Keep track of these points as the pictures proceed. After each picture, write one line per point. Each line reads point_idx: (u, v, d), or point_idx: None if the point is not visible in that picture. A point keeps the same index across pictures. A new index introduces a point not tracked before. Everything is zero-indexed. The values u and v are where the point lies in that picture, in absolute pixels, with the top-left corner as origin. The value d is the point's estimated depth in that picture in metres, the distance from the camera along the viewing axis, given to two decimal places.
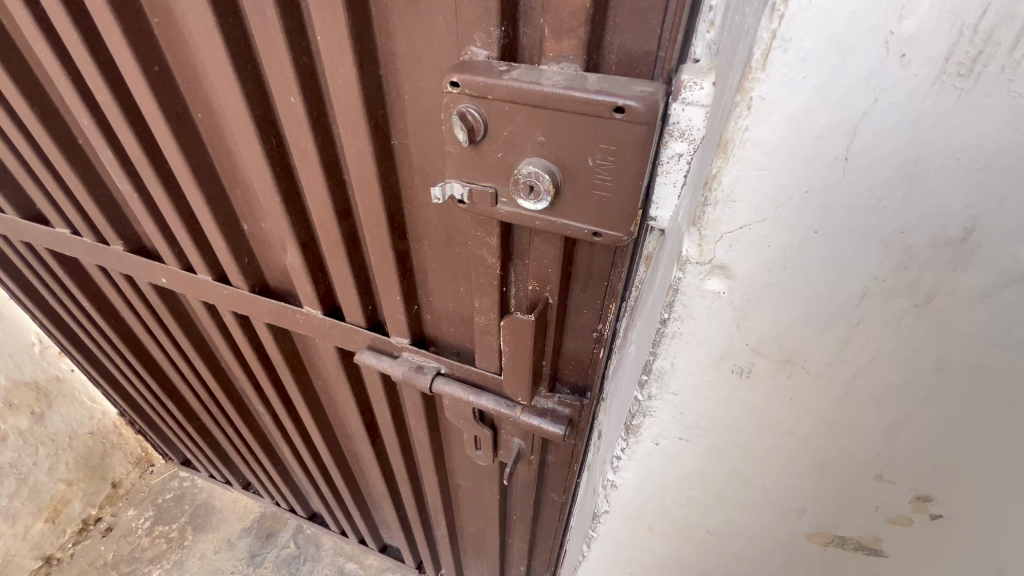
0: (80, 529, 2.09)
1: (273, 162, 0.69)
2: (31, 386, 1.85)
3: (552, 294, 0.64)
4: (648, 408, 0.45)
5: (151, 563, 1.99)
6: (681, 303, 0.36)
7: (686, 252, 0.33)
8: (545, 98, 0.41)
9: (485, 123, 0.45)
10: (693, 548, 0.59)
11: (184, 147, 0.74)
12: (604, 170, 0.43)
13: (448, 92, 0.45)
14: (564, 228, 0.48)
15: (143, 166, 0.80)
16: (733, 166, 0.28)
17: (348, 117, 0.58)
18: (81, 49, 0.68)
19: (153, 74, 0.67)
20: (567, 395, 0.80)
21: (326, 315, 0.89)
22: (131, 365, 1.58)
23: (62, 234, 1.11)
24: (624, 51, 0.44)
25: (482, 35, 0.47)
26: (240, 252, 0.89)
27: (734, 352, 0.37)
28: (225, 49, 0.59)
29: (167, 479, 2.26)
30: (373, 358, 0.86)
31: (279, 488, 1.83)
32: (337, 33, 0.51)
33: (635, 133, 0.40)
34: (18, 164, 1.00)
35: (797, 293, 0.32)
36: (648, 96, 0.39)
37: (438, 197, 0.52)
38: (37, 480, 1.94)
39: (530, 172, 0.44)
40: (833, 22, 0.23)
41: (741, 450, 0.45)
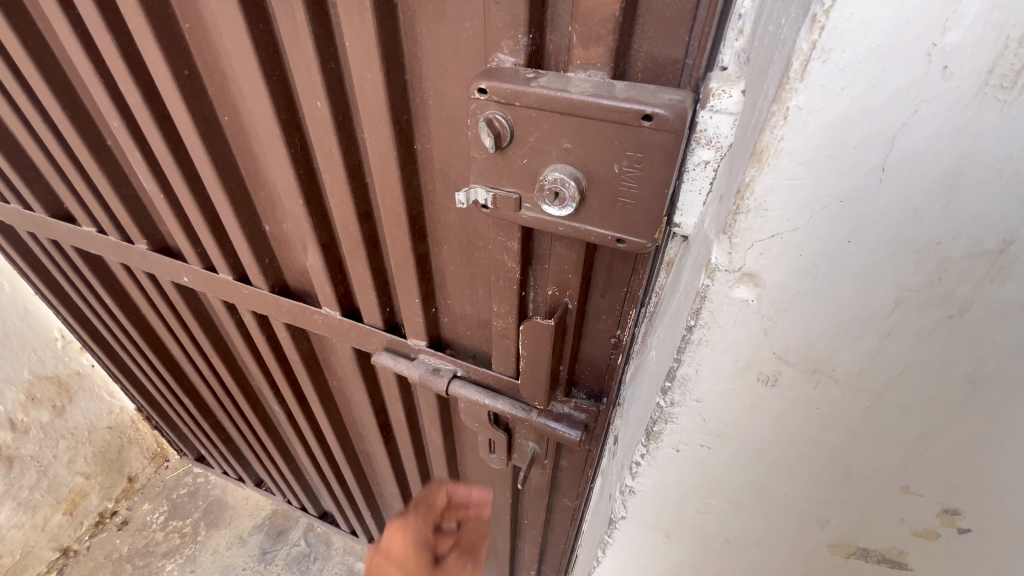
0: (97, 522, 2.12)
1: (298, 165, 0.70)
2: (53, 380, 1.88)
3: (572, 299, 0.64)
4: (670, 415, 0.45)
5: (165, 558, 2.02)
6: (707, 310, 0.36)
7: (715, 260, 0.33)
8: (573, 106, 0.42)
9: (512, 128, 0.45)
10: (711, 556, 0.59)
11: (210, 149, 0.76)
12: (629, 177, 0.43)
13: (475, 99, 0.46)
14: (587, 234, 0.48)
15: (170, 168, 0.82)
16: (766, 175, 0.28)
17: (373, 121, 0.59)
18: (114, 53, 0.70)
19: (183, 78, 0.69)
20: (583, 401, 0.79)
21: (344, 316, 0.90)
22: (149, 362, 1.60)
23: (88, 232, 1.13)
24: (651, 59, 0.44)
25: (510, 42, 0.47)
26: (261, 253, 0.90)
27: (759, 360, 0.37)
28: (255, 53, 0.60)
29: (181, 474, 2.29)
30: (390, 359, 0.87)
31: (291, 487, 1.85)
32: (365, 39, 0.52)
33: (663, 140, 0.40)
34: (48, 164, 1.03)
35: (827, 303, 0.32)
36: (678, 103, 0.39)
37: (461, 202, 0.52)
38: (57, 472, 1.98)
39: (556, 178, 0.45)
40: (874, 33, 0.23)
41: (764, 458, 0.45)
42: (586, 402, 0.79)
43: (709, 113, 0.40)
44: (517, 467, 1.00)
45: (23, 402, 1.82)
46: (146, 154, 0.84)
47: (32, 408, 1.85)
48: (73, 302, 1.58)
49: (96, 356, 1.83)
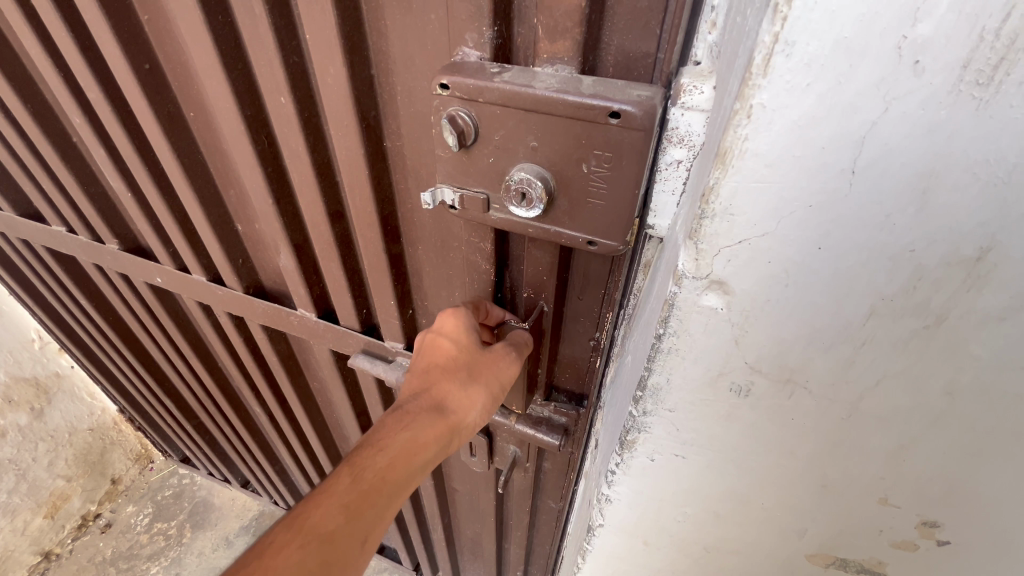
0: (80, 525, 2.09)
1: (265, 163, 0.68)
2: (31, 383, 1.83)
3: (547, 302, 0.62)
4: (643, 424, 0.43)
5: (150, 560, 2.00)
6: (676, 318, 0.34)
7: (682, 267, 0.32)
8: (538, 102, 0.40)
9: (477, 126, 0.43)
10: (690, 564, 0.58)
11: (175, 146, 0.73)
12: (598, 176, 0.41)
13: (438, 95, 0.44)
14: (557, 236, 0.46)
15: (135, 165, 0.79)
16: (731, 177, 0.26)
17: (339, 118, 0.57)
18: (71, 46, 0.67)
19: (144, 72, 0.66)
20: (563, 404, 0.78)
21: (320, 318, 0.88)
22: (129, 362, 1.57)
23: (58, 231, 1.10)
24: (622, 53, 0.42)
25: (475, 35, 0.45)
26: (234, 253, 0.87)
27: (731, 369, 0.36)
28: (214, 46, 0.57)
29: (166, 476, 2.26)
30: (367, 362, 0.85)
31: (276, 488, 1.83)
32: (326, 32, 0.50)
33: (631, 139, 0.38)
34: (13, 161, 1.00)
35: (799, 312, 0.30)
36: (646, 101, 0.37)
37: (427, 203, 0.50)
38: (37, 475, 1.92)
39: (523, 178, 0.42)
40: (841, 24, 0.21)
41: (741, 468, 0.43)
42: (565, 405, 0.78)
43: (681, 110, 0.38)
44: (499, 470, 0.99)
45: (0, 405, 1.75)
46: (111, 150, 0.81)
47: (10, 410, 1.79)
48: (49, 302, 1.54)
49: (75, 357, 1.79)
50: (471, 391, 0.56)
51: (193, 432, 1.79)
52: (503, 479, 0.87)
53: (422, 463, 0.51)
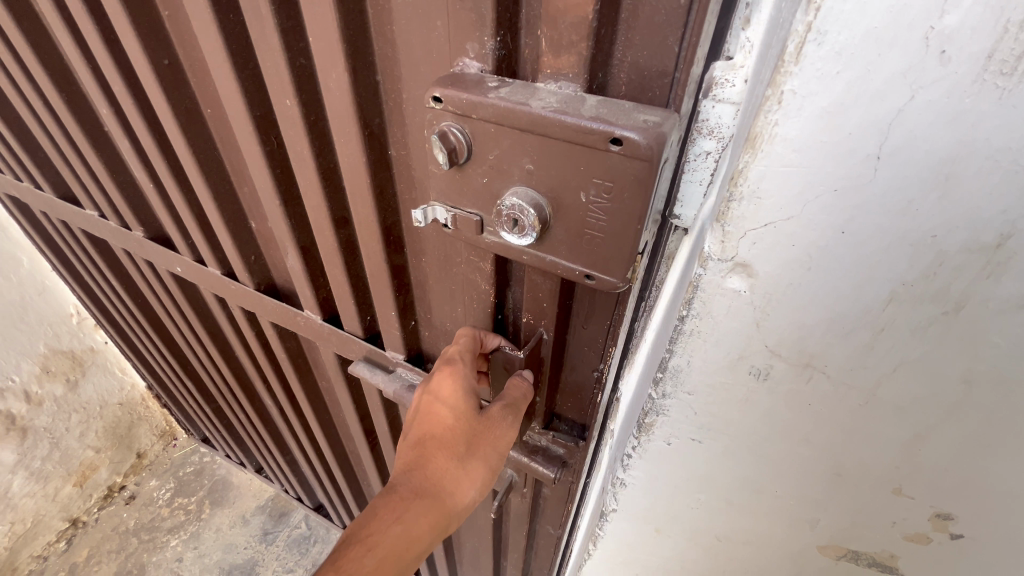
0: (105, 496, 2.18)
1: (274, 162, 0.71)
2: (68, 355, 1.91)
3: (546, 330, 0.65)
4: (661, 406, 0.45)
5: (170, 533, 2.06)
6: (700, 300, 0.36)
7: (708, 249, 0.33)
8: (535, 123, 0.41)
9: (470, 143, 0.46)
10: (700, 554, 0.59)
11: (192, 141, 0.77)
12: (597, 207, 0.42)
13: (431, 108, 0.46)
14: (553, 265, 0.48)
15: (156, 157, 0.83)
16: (761, 161, 0.28)
17: (343, 122, 0.59)
18: (98, 40, 0.72)
19: (163, 67, 0.70)
20: (563, 435, 0.83)
21: (325, 320, 0.92)
22: (154, 343, 1.64)
23: (89, 215, 1.16)
24: (636, 69, 0.44)
25: (476, 44, 0.47)
26: (246, 250, 0.91)
27: (751, 353, 0.37)
28: (225, 45, 0.60)
29: (188, 453, 2.35)
30: (367, 370, 0.88)
31: (287, 476, 1.87)
32: (328, 37, 0.52)
33: (633, 168, 0.39)
34: (53, 147, 1.06)
35: (820, 295, 0.32)
36: (652, 131, 0.38)
37: (420, 220, 0.53)
38: (68, 445, 2.00)
39: (514, 205, 0.45)
40: (870, 16, 0.22)
41: (756, 455, 0.44)
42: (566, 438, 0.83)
43: (713, 102, 0.40)
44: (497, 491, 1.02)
45: (38, 374, 1.84)
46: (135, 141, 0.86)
47: (47, 380, 1.87)
48: (85, 281, 1.63)
49: (109, 333, 1.87)
50: (461, 471, 0.62)
51: (212, 415, 1.85)
52: (498, 501, 0.90)
53: (414, 548, 0.59)
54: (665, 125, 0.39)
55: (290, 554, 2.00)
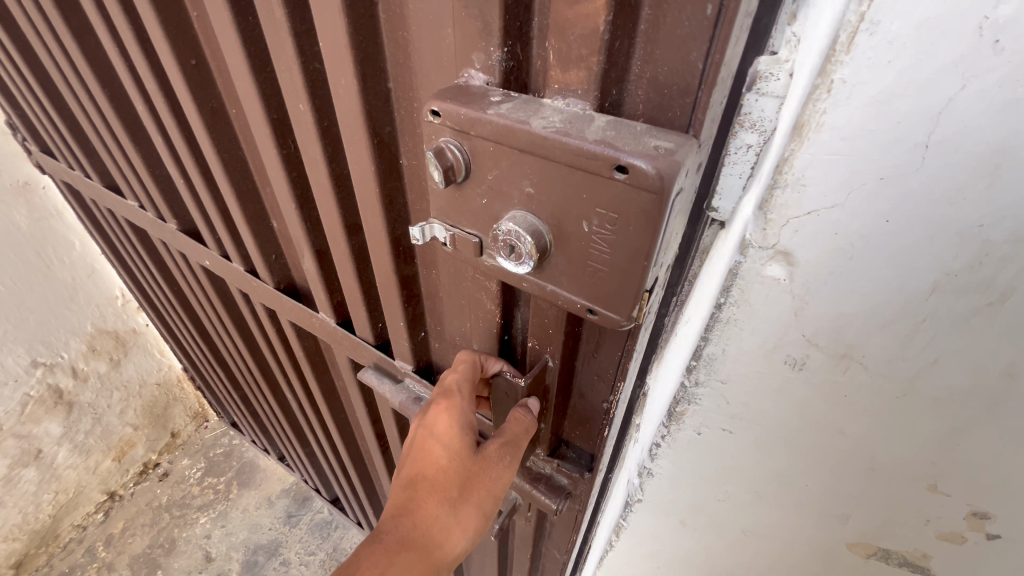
0: (141, 472, 2.27)
1: (290, 166, 0.74)
2: (112, 335, 2.00)
3: (551, 356, 0.65)
4: (693, 395, 0.46)
5: (200, 511, 2.15)
6: (737, 288, 0.36)
7: (748, 237, 0.34)
8: (534, 144, 0.41)
9: (467, 161, 0.46)
10: (725, 548, 0.59)
11: (217, 141, 0.81)
12: (601, 236, 0.42)
13: (431, 121, 0.47)
14: (555, 295, 0.48)
15: (186, 155, 0.88)
16: (807, 149, 0.29)
17: (353, 130, 0.61)
18: (132, 41, 0.76)
19: (190, 68, 0.74)
20: (569, 466, 0.82)
21: (338, 324, 0.96)
22: (188, 330, 1.72)
23: (130, 206, 1.24)
24: (655, 83, 0.42)
25: (482, 56, 0.47)
26: (267, 249, 0.96)
27: (787, 342, 0.37)
28: (244, 48, 0.63)
29: (219, 435, 2.44)
30: (375, 379, 0.93)
31: (307, 466, 1.91)
32: (338, 45, 0.54)
33: (642, 199, 0.37)
34: (99, 142, 1.14)
35: (861, 284, 0.32)
36: (664, 163, 0.37)
37: (419, 236, 0.55)
38: (110, 421, 2.10)
39: (511, 231, 0.45)
40: (923, 7, 0.23)
41: (789, 447, 0.45)
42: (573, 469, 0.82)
43: (756, 96, 0.40)
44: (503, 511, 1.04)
45: (84, 352, 1.92)
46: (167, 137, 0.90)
47: (93, 358, 1.96)
48: (128, 267, 1.72)
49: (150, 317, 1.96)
50: (449, 521, 0.65)
51: (240, 401, 1.92)
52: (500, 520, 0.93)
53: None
54: (681, 159, 0.38)
55: (312, 537, 2.06)
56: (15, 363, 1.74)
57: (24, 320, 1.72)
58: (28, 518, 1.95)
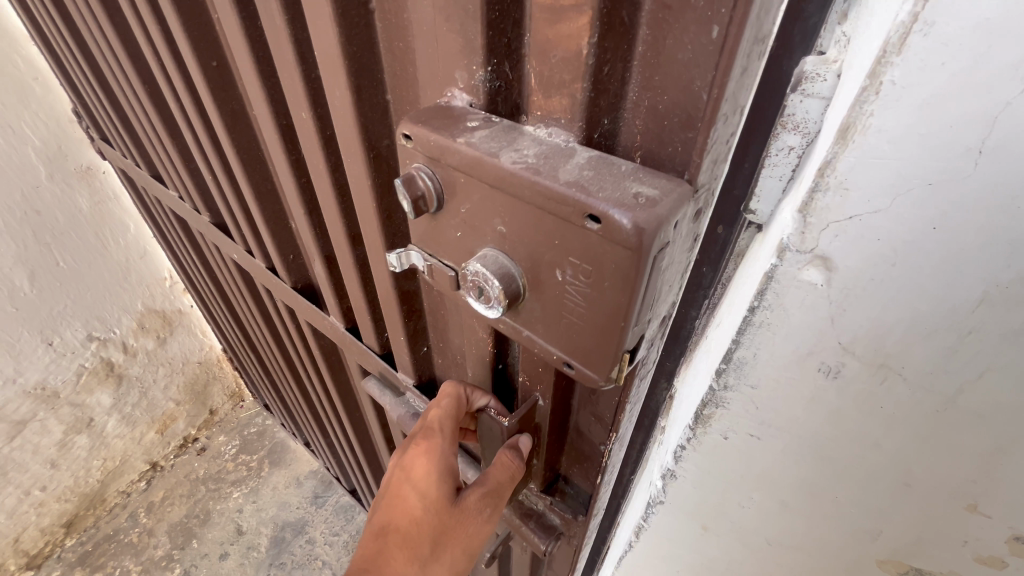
0: (181, 445, 2.40)
1: (298, 171, 0.79)
2: (160, 314, 2.11)
3: (542, 396, 0.66)
4: (722, 399, 0.45)
5: (234, 485, 2.25)
6: (772, 291, 0.36)
7: (786, 240, 0.34)
8: (503, 180, 0.42)
9: (439, 190, 0.48)
10: (748, 557, 0.58)
11: (237, 141, 0.86)
12: (575, 284, 0.42)
13: (404, 144, 0.49)
14: (532, 338, 0.49)
15: (214, 154, 0.97)
16: (851, 151, 0.28)
17: (350, 142, 0.63)
18: (162, 42, 0.83)
19: (210, 68, 0.78)
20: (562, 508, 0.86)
21: (347, 329, 1.03)
22: (227, 316, 1.82)
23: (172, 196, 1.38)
24: (653, 109, 0.42)
25: (466, 73, 0.47)
26: (285, 249, 1.03)
27: (821, 350, 0.37)
28: (252, 53, 0.67)
29: (253, 415, 2.54)
30: (377, 388, 1.03)
31: (327, 452, 1.97)
32: (332, 55, 0.55)
33: (617, 252, 0.37)
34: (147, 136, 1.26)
35: (903, 293, 0.31)
36: (643, 215, 0.36)
37: (398, 260, 0.58)
38: (155, 395, 2.21)
39: (480, 274, 0.47)
40: (983, 6, 0.22)
41: (818, 458, 0.44)
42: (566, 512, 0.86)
43: (801, 96, 0.39)
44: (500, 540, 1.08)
45: (135, 329, 2.03)
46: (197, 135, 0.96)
47: (142, 335, 2.07)
48: (175, 253, 1.83)
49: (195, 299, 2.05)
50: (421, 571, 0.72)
51: (272, 385, 2.01)
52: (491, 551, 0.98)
53: None
54: (660, 211, 0.37)
55: (336, 519, 2.12)
56: (73, 337, 1.85)
57: (82, 296, 1.83)
58: (80, 481, 2.09)
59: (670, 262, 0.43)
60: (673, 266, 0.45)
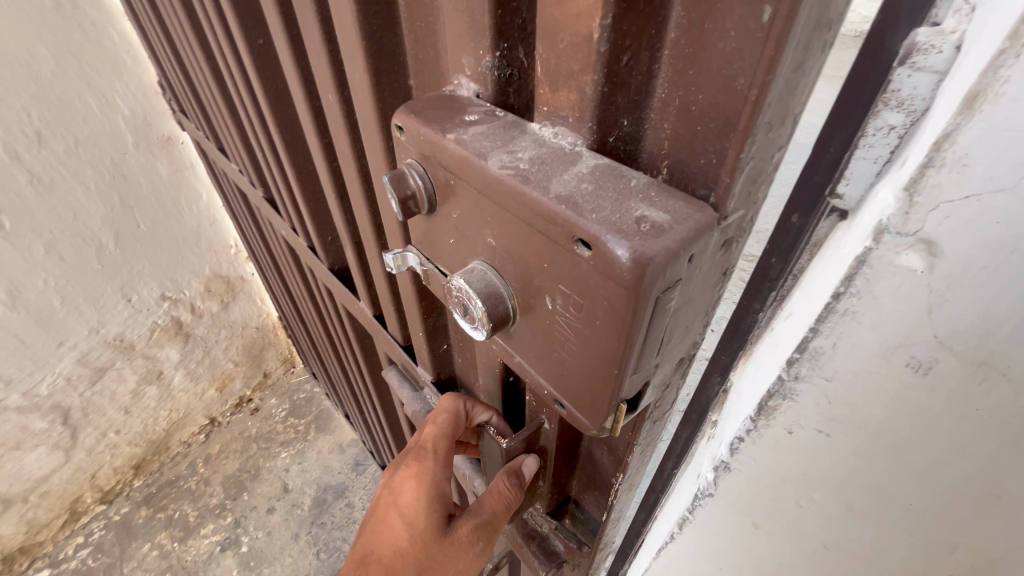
0: (238, 403, 2.56)
1: (328, 152, 0.87)
2: (224, 279, 2.24)
3: (548, 418, 0.71)
4: (790, 390, 0.44)
5: (282, 445, 2.38)
6: (863, 277, 0.34)
7: (886, 221, 0.32)
8: (491, 184, 0.43)
9: (428, 188, 0.53)
10: (801, 561, 0.56)
11: (281, 119, 0.96)
12: (566, 309, 0.43)
13: (396, 134, 0.54)
14: (531, 361, 0.52)
15: (262, 129, 1.07)
16: (976, 124, 0.26)
17: (369, 125, 0.67)
18: (219, 22, 0.95)
19: (258, 46, 0.88)
20: (569, 536, 0.91)
21: (375, 316, 1.15)
22: (282, 288, 1.94)
23: (233, 169, 1.53)
24: (686, 107, 0.40)
25: (473, 58, 0.50)
26: (323, 230, 1.16)
27: (914, 342, 0.34)
28: (288, 37, 0.74)
29: (303, 381, 2.68)
30: (398, 382, 1.16)
31: (364, 424, 2.05)
32: (351, 38, 0.59)
33: (609, 284, 0.37)
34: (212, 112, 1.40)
35: (1018, 283, 0.29)
36: (646, 249, 0.35)
37: (397, 260, 0.66)
38: (215, 355, 2.36)
39: (460, 289, 0.51)
40: None
41: (894, 461, 0.41)
42: (570, 539, 0.91)
43: (909, 71, 0.37)
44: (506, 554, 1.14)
45: (202, 292, 2.17)
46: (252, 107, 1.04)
47: (208, 298, 2.21)
48: (239, 223, 1.96)
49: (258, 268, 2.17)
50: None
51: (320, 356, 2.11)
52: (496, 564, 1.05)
53: None
54: (666, 249, 0.36)
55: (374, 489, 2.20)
56: (149, 295, 1.99)
57: (158, 258, 1.97)
58: (148, 428, 2.27)
59: (685, 297, 0.42)
60: (693, 298, 0.44)
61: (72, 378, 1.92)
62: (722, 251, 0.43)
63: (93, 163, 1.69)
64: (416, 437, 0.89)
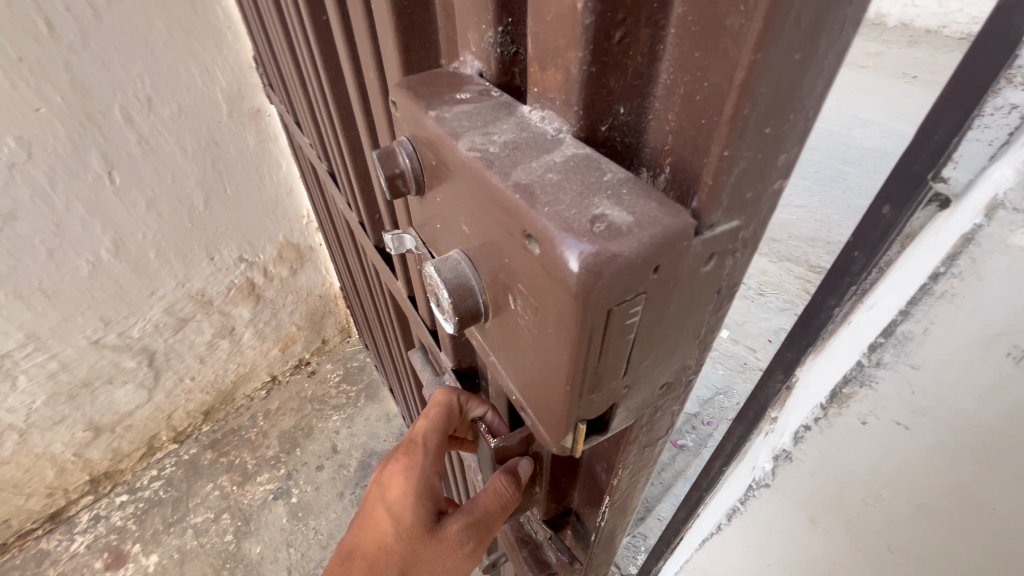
0: (298, 364, 2.72)
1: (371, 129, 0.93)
2: (295, 248, 2.38)
3: None
4: (868, 377, 0.43)
5: (335, 409, 2.52)
6: (968, 257, 0.33)
7: (1002, 197, 0.31)
8: (464, 166, 0.44)
9: (416, 169, 0.55)
10: (859, 564, 0.54)
11: (337, 94, 1.04)
12: (526, 308, 0.43)
13: (393, 111, 0.57)
14: (504, 358, 0.53)
15: (323, 105, 1.15)
16: None
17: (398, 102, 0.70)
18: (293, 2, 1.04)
19: (321, 22, 0.96)
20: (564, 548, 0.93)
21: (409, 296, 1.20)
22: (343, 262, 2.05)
23: (305, 143, 1.63)
24: (686, 95, 0.37)
25: (478, 34, 0.50)
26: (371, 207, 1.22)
27: (1020, 331, 0.33)
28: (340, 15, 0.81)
29: (357, 350, 2.82)
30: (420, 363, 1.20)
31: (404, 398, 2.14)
32: (382, 19, 0.63)
33: (556, 286, 0.36)
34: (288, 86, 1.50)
35: None
36: (600, 255, 0.33)
37: (395, 243, 0.71)
38: (281, 317, 2.52)
39: (430, 279, 0.53)
40: None
41: (982, 460, 0.39)
42: (562, 552, 0.94)
43: None
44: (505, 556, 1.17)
45: (275, 257, 2.33)
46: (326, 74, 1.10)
47: (280, 264, 2.37)
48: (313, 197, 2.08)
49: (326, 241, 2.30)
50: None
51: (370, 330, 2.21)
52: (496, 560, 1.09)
53: None
54: (621, 256, 0.34)
55: None
56: (230, 256, 2.16)
57: (239, 222, 2.13)
58: (219, 378, 2.45)
59: (657, 311, 0.40)
60: (671, 311, 0.41)
61: (159, 325, 2.11)
62: (703, 263, 0.41)
63: (192, 129, 1.84)
64: (407, 434, 0.89)
